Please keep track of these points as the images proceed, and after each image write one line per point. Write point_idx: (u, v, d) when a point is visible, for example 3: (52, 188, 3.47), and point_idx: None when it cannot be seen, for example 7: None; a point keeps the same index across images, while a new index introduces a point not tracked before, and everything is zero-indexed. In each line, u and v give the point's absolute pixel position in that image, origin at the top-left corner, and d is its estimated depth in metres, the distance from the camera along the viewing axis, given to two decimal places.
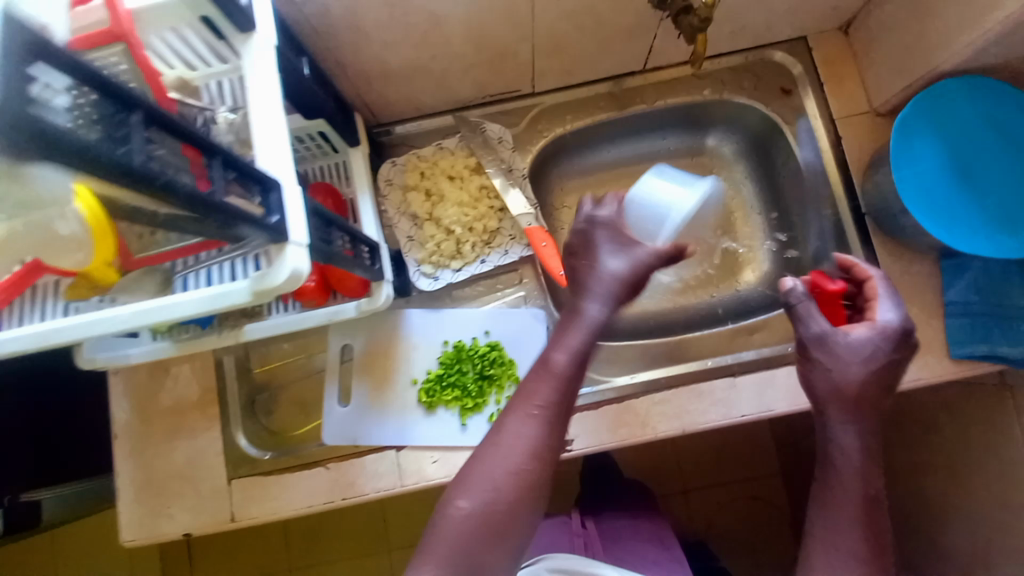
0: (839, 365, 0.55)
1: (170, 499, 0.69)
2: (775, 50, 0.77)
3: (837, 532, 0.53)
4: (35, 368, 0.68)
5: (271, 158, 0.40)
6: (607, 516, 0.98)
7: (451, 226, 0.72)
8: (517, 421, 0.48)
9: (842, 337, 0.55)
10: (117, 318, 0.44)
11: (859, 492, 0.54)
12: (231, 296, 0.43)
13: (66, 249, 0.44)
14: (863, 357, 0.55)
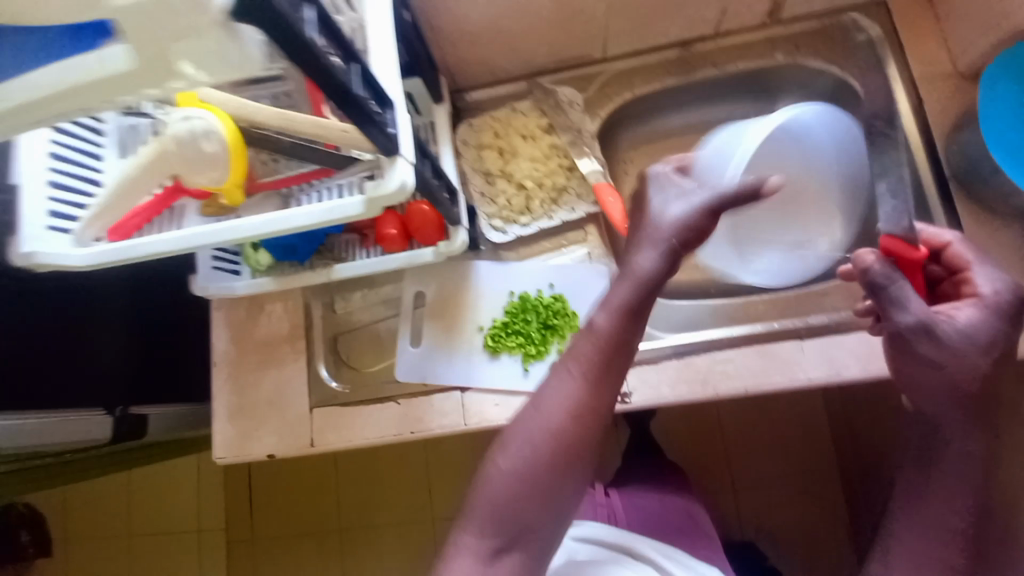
0: (941, 357, 0.53)
1: (258, 424, 0.76)
2: (852, 12, 0.77)
3: (932, 535, 0.54)
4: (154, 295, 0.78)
5: (388, 81, 0.45)
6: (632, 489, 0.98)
7: (522, 183, 0.77)
8: (558, 380, 0.53)
9: (946, 320, 0.54)
10: (248, 225, 0.50)
11: (968, 501, 0.54)
12: (345, 209, 0.48)
13: (206, 167, 0.51)
14: (970, 346, 0.53)
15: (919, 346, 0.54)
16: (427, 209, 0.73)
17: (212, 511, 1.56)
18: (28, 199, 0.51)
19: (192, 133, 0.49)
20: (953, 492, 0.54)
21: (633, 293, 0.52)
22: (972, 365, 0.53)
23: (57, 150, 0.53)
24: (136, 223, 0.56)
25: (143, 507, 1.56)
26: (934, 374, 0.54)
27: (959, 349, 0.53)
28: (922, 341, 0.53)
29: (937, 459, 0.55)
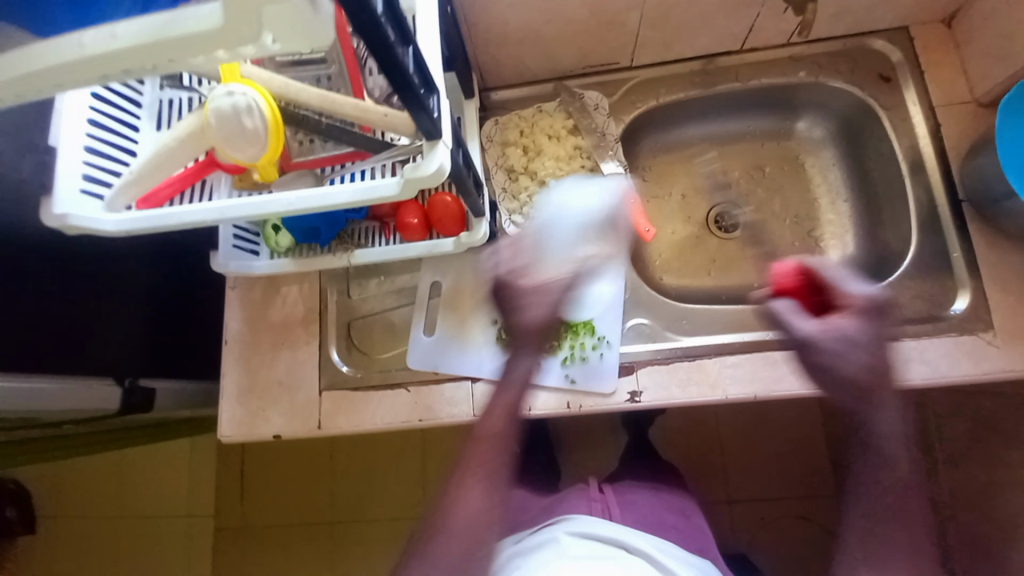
0: (842, 364, 0.56)
1: (265, 403, 0.76)
2: (875, 37, 0.79)
3: (887, 527, 0.53)
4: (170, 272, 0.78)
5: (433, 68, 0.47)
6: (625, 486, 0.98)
7: (545, 180, 0.78)
8: (473, 483, 0.59)
9: (831, 333, 0.57)
10: (283, 200, 0.51)
11: (904, 482, 0.54)
12: (380, 190, 0.49)
13: (244, 142, 0.52)
14: (863, 346, 0.56)
15: (818, 353, 0.57)
16: (450, 200, 0.74)
17: (203, 493, 1.57)
18: (64, 159, 0.50)
19: (235, 108, 0.50)
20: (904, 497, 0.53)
21: (516, 397, 0.63)
22: (870, 362, 0.55)
23: (96, 116, 0.53)
24: (167, 194, 0.56)
25: (134, 487, 1.56)
26: (838, 378, 0.56)
27: (854, 350, 0.56)
28: (822, 347, 0.57)
29: (874, 466, 0.54)
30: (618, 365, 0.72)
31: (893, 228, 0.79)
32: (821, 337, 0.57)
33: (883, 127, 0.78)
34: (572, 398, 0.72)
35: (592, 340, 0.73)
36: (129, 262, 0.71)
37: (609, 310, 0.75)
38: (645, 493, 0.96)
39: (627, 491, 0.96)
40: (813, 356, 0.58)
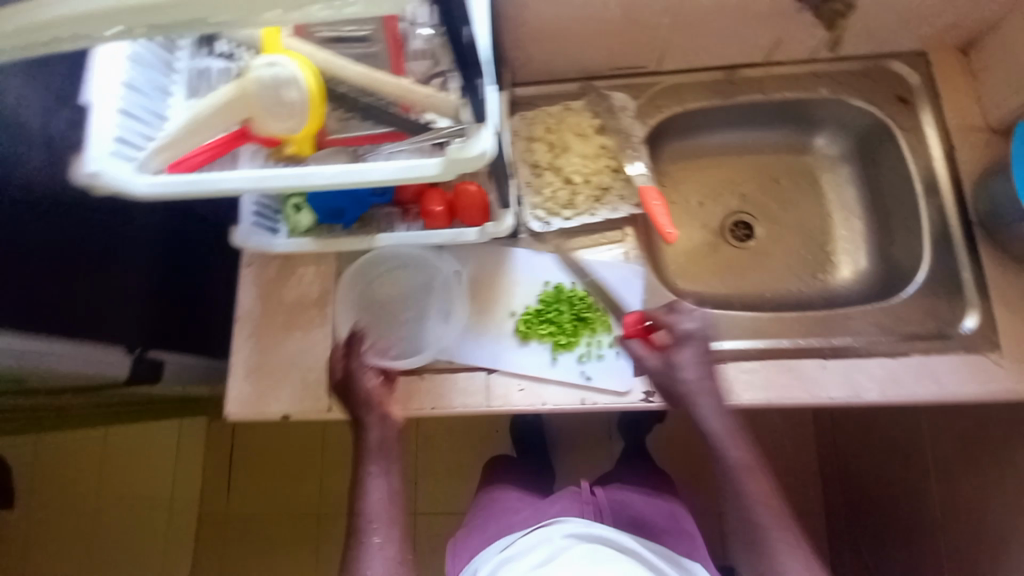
0: (683, 396, 0.68)
1: (274, 383, 0.76)
2: (896, 58, 0.81)
3: (744, 510, 0.66)
4: (179, 244, 0.76)
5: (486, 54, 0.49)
6: (618, 489, 0.99)
7: (570, 178, 0.79)
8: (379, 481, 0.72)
9: (670, 362, 0.69)
10: (320, 174, 0.51)
11: (750, 472, 0.68)
12: (420, 169, 0.49)
13: (284, 114, 0.52)
14: (696, 378, 0.68)
15: (666, 386, 0.69)
16: (474, 189, 0.74)
17: (189, 478, 1.55)
18: (99, 117, 0.49)
19: (276, 79, 0.50)
20: (745, 497, 0.67)
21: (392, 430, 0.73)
22: (706, 390, 0.68)
23: (131, 77, 0.52)
24: (197, 161, 0.55)
25: (121, 466, 1.56)
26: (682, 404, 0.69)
27: (692, 381, 0.68)
28: (670, 380, 0.69)
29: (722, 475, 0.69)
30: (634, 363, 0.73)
31: (903, 246, 0.81)
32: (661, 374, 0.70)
33: (900, 147, 0.79)
34: (586, 393, 0.73)
35: (609, 338, 0.75)
36: (148, 231, 0.71)
37: (627, 309, 0.76)
38: (636, 492, 0.99)
39: (617, 492, 0.98)
40: (665, 389, 0.70)
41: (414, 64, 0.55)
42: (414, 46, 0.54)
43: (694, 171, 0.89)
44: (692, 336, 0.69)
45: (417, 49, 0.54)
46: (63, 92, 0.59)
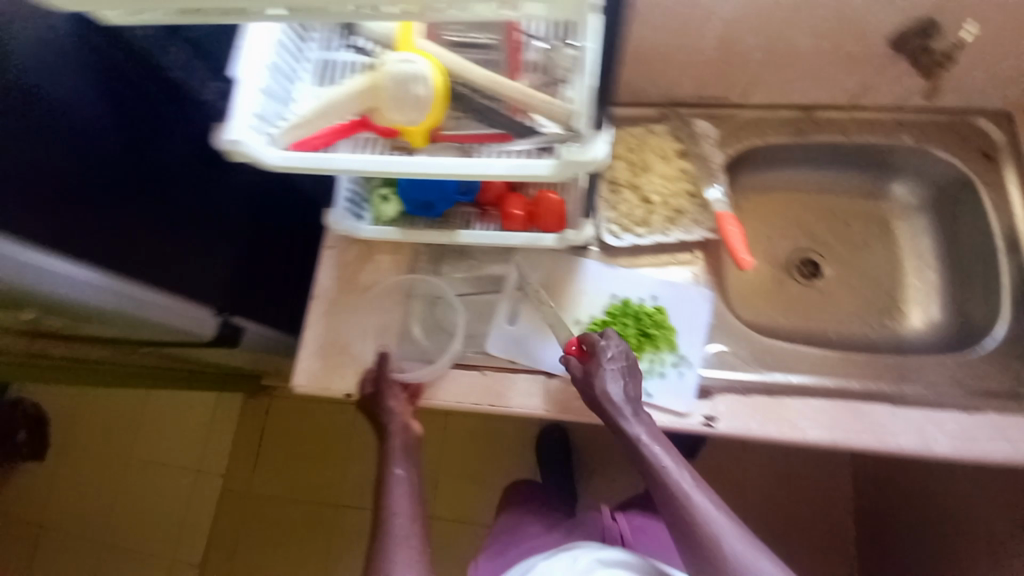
0: (605, 410, 0.68)
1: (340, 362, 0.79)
2: (984, 115, 0.81)
3: (688, 528, 0.62)
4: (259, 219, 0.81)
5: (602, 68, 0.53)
6: (634, 513, 1.02)
7: (647, 197, 0.81)
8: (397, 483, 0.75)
9: (599, 375, 0.68)
10: (438, 164, 0.55)
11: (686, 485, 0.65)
12: (533, 168, 0.53)
13: (408, 107, 0.55)
14: (614, 387, 0.68)
15: (591, 403, 0.69)
16: (555, 199, 0.76)
17: (217, 450, 1.59)
18: (243, 92, 0.53)
19: (410, 74, 0.53)
20: (692, 514, 0.63)
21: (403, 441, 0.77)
22: (623, 399, 0.68)
23: (271, 60, 0.56)
24: (319, 143, 0.59)
25: (155, 429, 1.61)
26: (605, 419, 0.68)
27: (609, 391, 0.67)
28: (591, 395, 0.68)
29: (661, 493, 0.65)
30: (696, 386, 0.74)
31: (978, 301, 0.79)
32: (582, 390, 0.69)
33: (981, 202, 0.79)
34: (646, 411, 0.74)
35: (672, 358, 0.75)
36: (242, 201, 0.77)
37: (692, 330, 0.77)
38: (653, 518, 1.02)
39: (638, 519, 1.01)
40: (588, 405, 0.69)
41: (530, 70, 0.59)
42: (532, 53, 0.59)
43: (767, 204, 0.90)
44: (616, 348, 0.70)
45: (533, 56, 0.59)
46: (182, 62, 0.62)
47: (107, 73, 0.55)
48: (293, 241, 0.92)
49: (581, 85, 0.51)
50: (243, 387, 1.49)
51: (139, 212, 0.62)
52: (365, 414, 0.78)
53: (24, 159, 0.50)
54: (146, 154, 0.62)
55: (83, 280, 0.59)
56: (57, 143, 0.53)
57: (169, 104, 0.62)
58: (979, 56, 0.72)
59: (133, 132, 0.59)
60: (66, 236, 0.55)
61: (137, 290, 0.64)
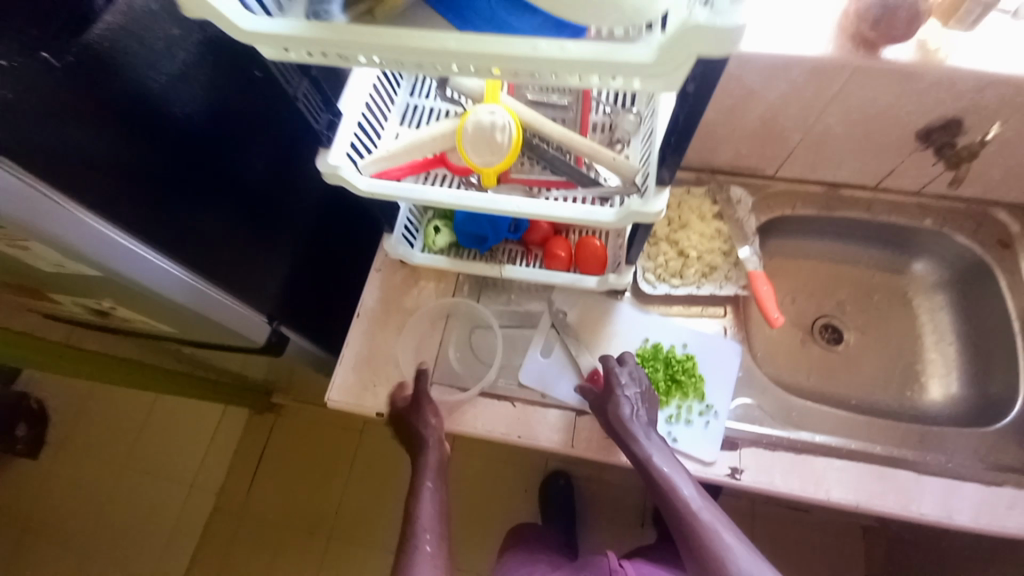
0: (624, 435, 0.70)
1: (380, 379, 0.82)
2: (1001, 207, 0.86)
3: (706, 554, 0.64)
4: (313, 237, 0.87)
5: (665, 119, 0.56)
6: (641, 562, 0.96)
7: (684, 251, 0.86)
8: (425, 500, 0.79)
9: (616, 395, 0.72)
10: (510, 204, 0.61)
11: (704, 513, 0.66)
12: (599, 216, 0.58)
13: (486, 151, 0.61)
14: (633, 412, 0.71)
15: (611, 429, 0.72)
16: (597, 245, 0.81)
17: (214, 464, 1.56)
18: (344, 125, 0.60)
19: (493, 124, 0.60)
20: (713, 543, 0.64)
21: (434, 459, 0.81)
22: (642, 425, 0.71)
23: (370, 99, 0.64)
24: (399, 174, 0.65)
25: (152, 436, 1.57)
26: (624, 445, 0.71)
27: (630, 418, 0.70)
28: (611, 421, 0.71)
29: (677, 518, 0.67)
30: (723, 435, 0.75)
31: (996, 380, 0.83)
32: (602, 416, 0.73)
33: (999, 286, 0.83)
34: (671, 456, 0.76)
35: (699, 406, 0.78)
36: (303, 216, 0.83)
37: (719, 381, 0.80)
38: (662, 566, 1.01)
39: (645, 568, 0.94)
40: (608, 430, 0.72)
41: (597, 130, 0.67)
42: (599, 116, 0.67)
43: (792, 269, 0.96)
44: (632, 378, 0.74)
45: (600, 119, 0.67)
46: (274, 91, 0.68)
47: (209, 90, 0.59)
48: (339, 256, 0.97)
49: (653, 146, 0.55)
50: (251, 403, 1.48)
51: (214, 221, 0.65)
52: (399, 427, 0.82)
53: (137, 165, 0.54)
54: (233, 169, 0.66)
55: (176, 277, 0.60)
56: (167, 154, 0.57)
57: (253, 124, 0.67)
58: (1000, 155, 0.77)
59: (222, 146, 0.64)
60: (169, 240, 0.59)
61: (216, 293, 0.66)
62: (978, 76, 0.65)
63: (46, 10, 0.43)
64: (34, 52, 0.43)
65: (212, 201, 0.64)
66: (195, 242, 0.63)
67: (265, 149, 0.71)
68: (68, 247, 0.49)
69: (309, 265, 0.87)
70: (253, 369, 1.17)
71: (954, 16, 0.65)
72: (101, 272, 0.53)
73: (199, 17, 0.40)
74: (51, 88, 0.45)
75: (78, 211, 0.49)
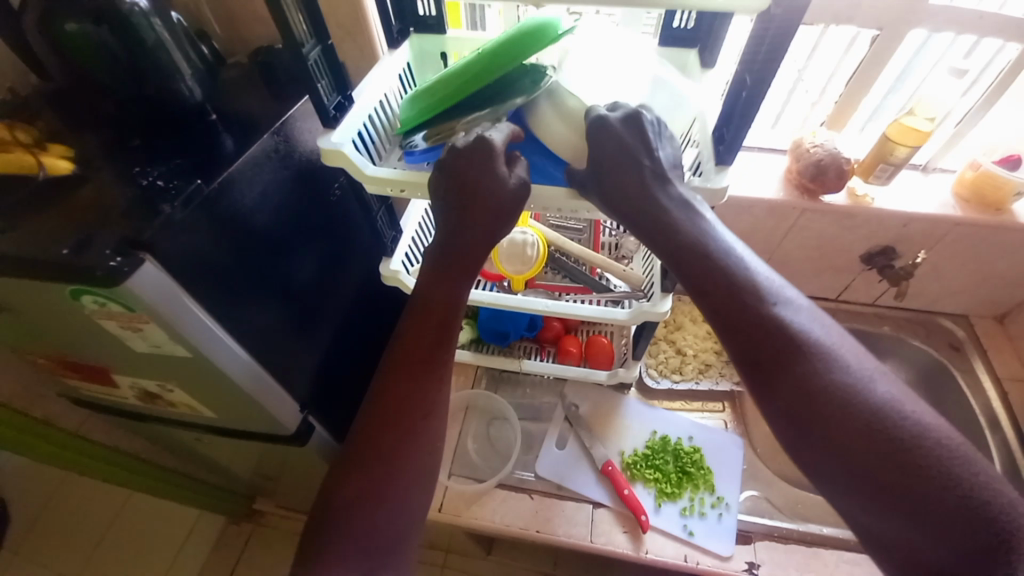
0: (699, 264, 0.48)
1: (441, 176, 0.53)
2: (945, 316, 1.02)
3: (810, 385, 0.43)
4: (349, 333, 0.95)
5: None
6: None
7: (682, 349, 0.97)
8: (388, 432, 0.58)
9: (632, 131, 0.51)
10: (538, 303, 0.72)
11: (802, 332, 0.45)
12: (614, 313, 0.69)
13: (518, 261, 0.74)
14: (720, 242, 0.49)
15: (690, 281, 0.49)
16: (604, 341, 0.91)
17: (192, 552, 1.40)
18: (403, 239, 0.74)
19: (524, 242, 0.74)
20: (824, 367, 0.43)
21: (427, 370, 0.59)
22: (739, 256, 0.49)
23: (423, 219, 0.79)
24: None
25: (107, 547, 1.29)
26: (706, 298, 0.48)
27: (717, 253, 0.49)
28: (689, 268, 0.49)
29: (768, 342, 0.45)
30: (736, 530, 0.79)
31: None
32: (674, 265, 0.50)
33: (959, 385, 0.95)
34: (689, 550, 0.78)
35: (711, 498, 0.82)
36: (341, 314, 0.91)
37: (728, 474, 0.85)
38: None
39: None
40: (685, 285, 0.49)
41: (607, 247, 0.82)
42: (608, 236, 0.83)
43: None
44: (684, 197, 0.51)
45: (609, 239, 0.83)
46: (344, 209, 0.83)
47: (296, 208, 0.73)
48: (366, 350, 1.04)
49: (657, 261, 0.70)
50: (230, 509, 1.34)
51: (279, 318, 0.74)
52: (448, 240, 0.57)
53: (237, 270, 0.64)
54: (302, 271, 0.77)
55: (245, 365, 0.67)
56: (259, 259, 0.68)
57: (323, 232, 0.80)
58: (931, 273, 0.94)
59: (297, 251, 0.75)
60: (245, 333, 0.67)
61: (270, 381, 0.73)
62: (900, 215, 0.83)
63: (207, 159, 0.61)
64: (192, 180, 0.59)
65: (281, 301, 0.74)
66: (261, 336, 0.71)
67: (319, 255, 0.80)
68: (175, 330, 0.57)
69: (343, 359, 0.95)
70: (246, 466, 1.13)
71: (873, 173, 0.82)
72: (191, 353, 0.60)
73: (337, 164, 0.54)
74: (199, 211, 0.58)
75: (187, 300, 0.57)
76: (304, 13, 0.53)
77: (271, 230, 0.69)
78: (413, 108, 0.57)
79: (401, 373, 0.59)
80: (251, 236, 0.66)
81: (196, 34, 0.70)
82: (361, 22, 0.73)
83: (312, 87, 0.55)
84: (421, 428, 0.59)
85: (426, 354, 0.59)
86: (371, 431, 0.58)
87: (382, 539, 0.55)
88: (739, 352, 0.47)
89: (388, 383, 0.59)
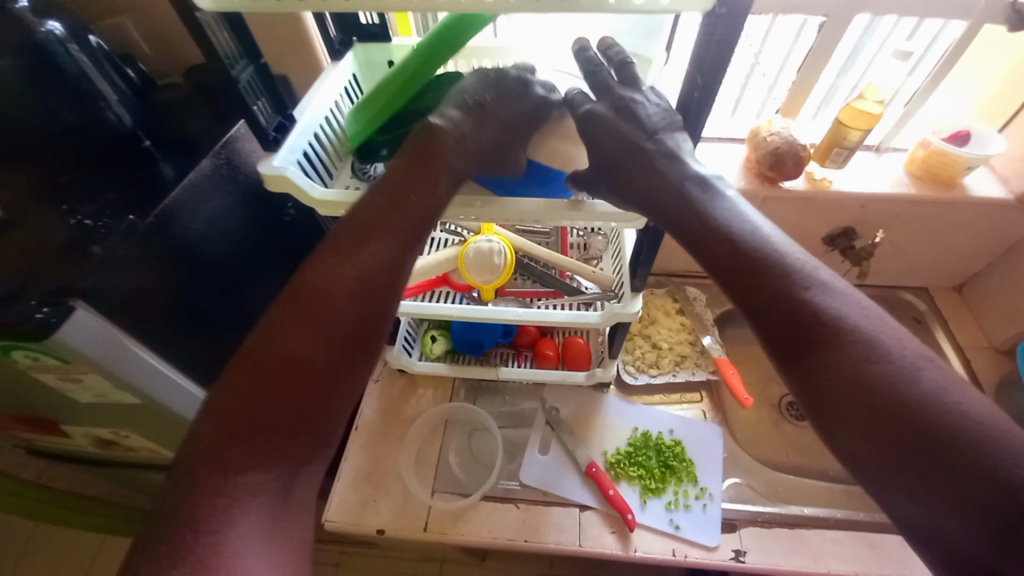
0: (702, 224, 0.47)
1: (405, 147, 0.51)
2: (906, 290, 1.05)
3: (832, 341, 0.40)
4: None
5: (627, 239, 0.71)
6: None
7: (657, 344, 0.97)
8: (300, 398, 0.44)
9: (627, 118, 0.51)
10: (511, 312, 0.70)
11: (832, 295, 0.42)
12: (586, 317, 0.68)
13: (486, 272, 0.72)
14: (722, 211, 0.47)
15: (677, 231, 0.48)
16: (581, 342, 0.91)
17: None
18: None
19: (490, 250, 0.72)
20: (845, 330, 0.40)
21: (360, 336, 0.47)
22: (751, 223, 0.46)
23: None
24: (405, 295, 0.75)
25: None
26: (713, 258, 0.46)
27: (722, 219, 0.46)
28: (689, 226, 0.47)
29: (789, 292, 0.42)
30: (720, 520, 0.80)
31: None
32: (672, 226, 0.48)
33: None
34: (676, 544, 0.78)
35: (695, 490, 0.83)
36: None
37: (709, 464, 0.86)
38: None
39: None
40: (688, 245, 0.47)
41: (574, 250, 0.82)
42: (574, 240, 0.83)
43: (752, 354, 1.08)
44: (698, 175, 0.48)
45: (575, 241, 0.82)
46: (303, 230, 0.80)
47: (241, 220, 0.68)
48: None
49: (625, 261, 0.69)
50: None
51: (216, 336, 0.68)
52: (413, 192, 0.49)
53: (177, 303, 0.61)
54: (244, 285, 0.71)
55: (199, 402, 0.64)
56: (198, 279, 0.63)
57: (273, 250, 0.75)
58: (890, 250, 0.96)
59: (243, 267, 0.70)
60: (196, 367, 0.64)
61: None
62: (858, 197, 0.84)
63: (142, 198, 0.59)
64: (124, 220, 0.56)
65: (232, 333, 0.71)
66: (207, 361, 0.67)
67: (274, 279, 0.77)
68: (116, 380, 0.54)
69: None
70: None
71: (829, 158, 0.83)
72: (142, 400, 0.58)
73: (281, 189, 0.51)
74: (132, 246, 0.54)
75: (130, 343, 0.54)
76: (230, 28, 0.49)
77: (213, 251, 0.65)
78: (366, 104, 0.55)
79: (341, 296, 0.46)
80: (184, 252, 0.61)
81: (119, 56, 0.64)
82: (300, 33, 0.69)
83: (247, 111, 0.53)
84: (352, 377, 0.46)
85: (373, 279, 0.47)
86: (268, 377, 0.43)
87: (293, 498, 0.43)
88: (758, 310, 0.43)
89: (321, 307, 0.45)
